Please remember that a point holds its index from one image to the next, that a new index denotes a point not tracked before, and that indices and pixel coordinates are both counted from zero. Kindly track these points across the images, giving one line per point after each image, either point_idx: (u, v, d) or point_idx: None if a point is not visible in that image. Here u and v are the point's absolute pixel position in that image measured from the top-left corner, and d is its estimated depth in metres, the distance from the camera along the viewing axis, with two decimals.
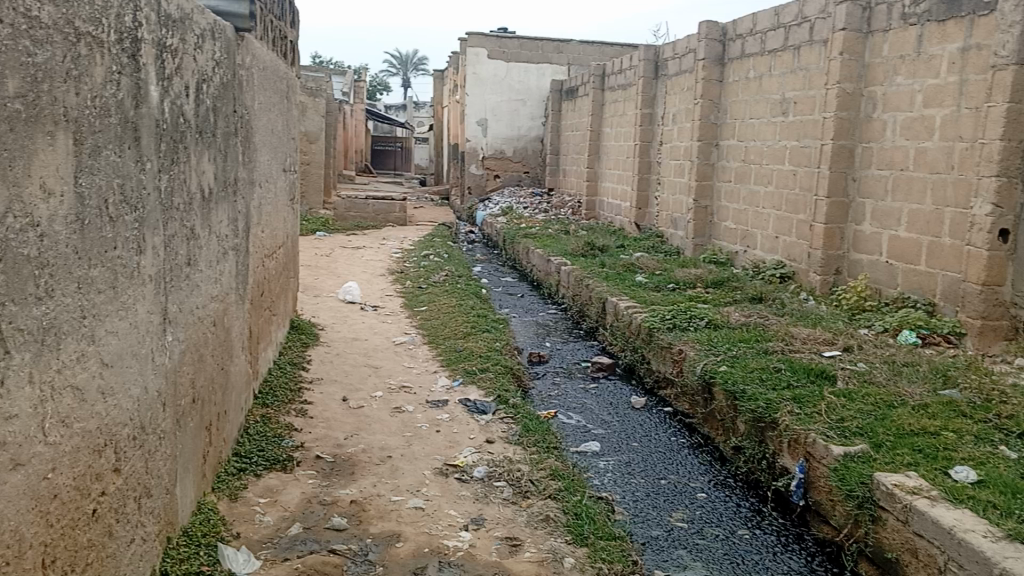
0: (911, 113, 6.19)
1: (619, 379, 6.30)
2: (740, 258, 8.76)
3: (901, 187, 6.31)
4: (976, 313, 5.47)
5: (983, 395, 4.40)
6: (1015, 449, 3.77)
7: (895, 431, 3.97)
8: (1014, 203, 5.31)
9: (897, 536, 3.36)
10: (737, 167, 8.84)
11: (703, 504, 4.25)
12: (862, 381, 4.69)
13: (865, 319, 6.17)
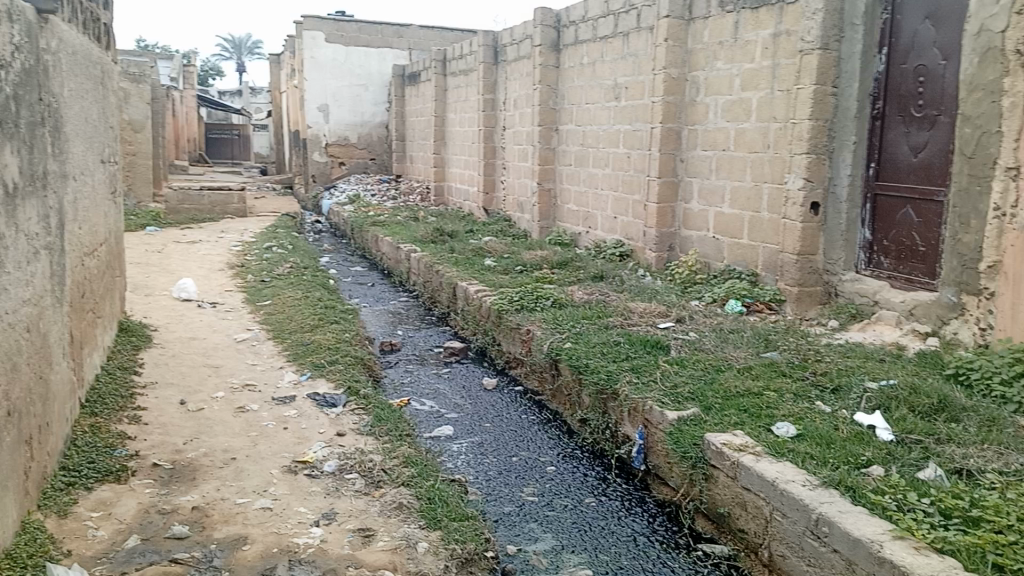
0: (730, 96, 6.61)
1: (470, 362, 6.37)
2: (582, 239, 9.05)
3: (724, 166, 6.73)
4: (793, 281, 5.95)
5: (800, 355, 4.81)
6: (829, 403, 4.15)
7: (723, 393, 4.27)
8: (822, 177, 5.81)
9: (728, 491, 3.61)
10: (576, 150, 9.11)
11: (553, 476, 4.38)
12: (694, 349, 4.99)
13: (697, 291, 6.56)
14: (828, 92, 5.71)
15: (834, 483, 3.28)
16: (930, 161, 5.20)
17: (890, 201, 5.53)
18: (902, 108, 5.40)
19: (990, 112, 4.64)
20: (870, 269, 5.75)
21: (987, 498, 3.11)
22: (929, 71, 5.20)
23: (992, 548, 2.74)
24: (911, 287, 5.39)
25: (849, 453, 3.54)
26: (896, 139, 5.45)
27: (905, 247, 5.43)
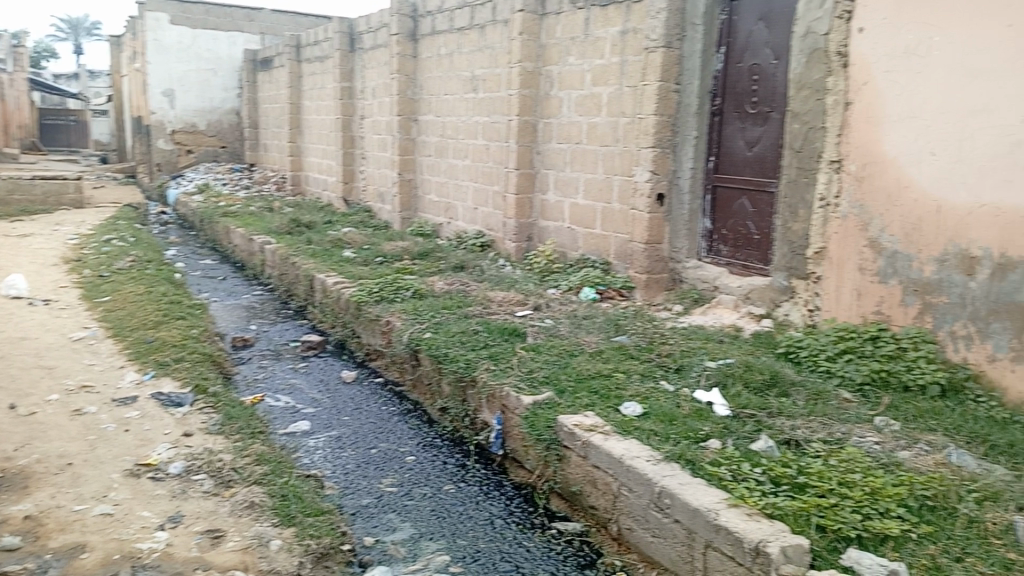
0: (582, 91, 6.81)
1: (329, 355, 6.26)
2: (444, 230, 9.06)
3: (577, 159, 6.93)
4: (642, 269, 6.23)
5: (647, 339, 5.05)
6: (673, 382, 4.39)
7: (575, 377, 4.43)
8: (667, 170, 6.12)
9: (579, 470, 3.76)
10: (436, 141, 9.11)
11: (412, 466, 4.39)
12: (549, 336, 5.14)
13: (554, 280, 6.74)
14: (671, 88, 6.00)
15: (675, 457, 3.48)
16: (763, 155, 5.57)
17: (728, 192, 5.89)
18: (738, 105, 5.76)
19: (815, 110, 5.05)
20: (711, 256, 6.11)
21: (811, 464, 3.40)
22: (762, 70, 5.57)
23: (814, 512, 3.05)
24: (748, 273, 5.76)
25: (689, 429, 3.76)
26: (733, 134, 5.81)
27: (741, 236, 5.81)
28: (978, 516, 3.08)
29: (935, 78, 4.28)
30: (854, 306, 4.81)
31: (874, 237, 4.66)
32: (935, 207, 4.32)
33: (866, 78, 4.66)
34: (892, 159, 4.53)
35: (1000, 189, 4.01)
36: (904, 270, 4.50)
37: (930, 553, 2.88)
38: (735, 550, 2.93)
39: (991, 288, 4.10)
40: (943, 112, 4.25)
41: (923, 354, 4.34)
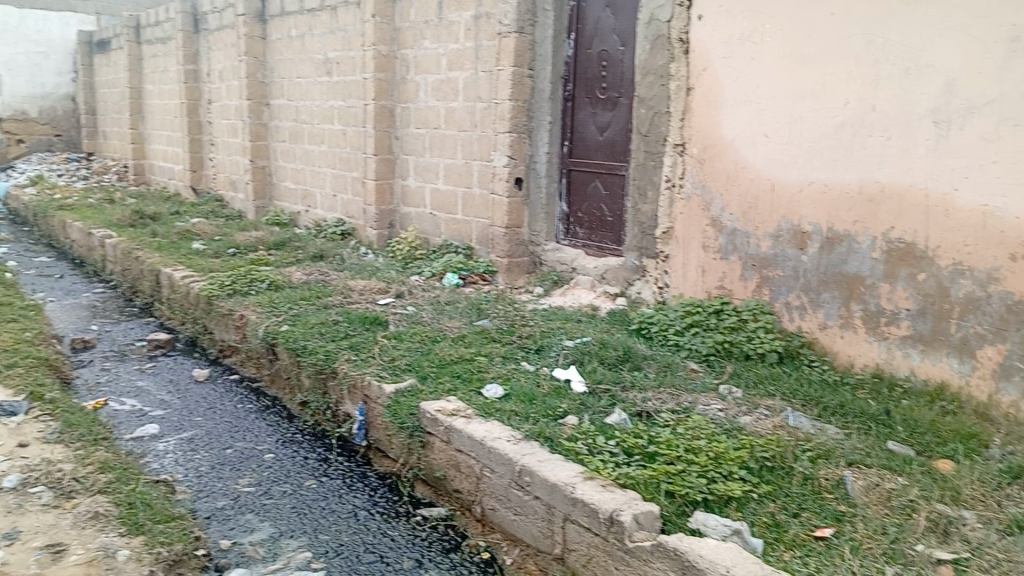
0: (438, 75, 6.79)
1: (179, 354, 5.96)
2: (302, 218, 8.81)
3: (436, 144, 6.90)
4: (503, 253, 6.30)
5: (508, 322, 5.13)
6: (533, 362, 4.49)
7: (437, 362, 4.44)
8: (523, 155, 6.22)
9: (442, 455, 3.79)
10: (290, 127, 8.83)
11: (270, 464, 4.26)
12: (411, 323, 5.13)
13: (417, 266, 6.70)
14: (525, 74, 6.10)
15: (534, 435, 3.57)
16: (614, 140, 5.75)
17: (582, 176, 6.04)
18: (589, 91, 5.92)
19: (660, 95, 5.27)
20: (568, 239, 6.25)
21: (661, 434, 3.58)
22: (610, 56, 5.73)
23: (664, 479, 3.21)
24: (603, 254, 5.94)
25: (548, 407, 3.86)
26: (585, 119, 5.97)
27: (596, 218, 5.98)
28: (812, 473, 3.35)
29: (766, 64, 4.56)
30: (700, 282, 5.08)
31: (716, 216, 4.93)
32: (770, 187, 4.62)
33: (705, 64, 4.90)
34: (731, 142, 4.80)
35: (827, 168, 4.34)
36: (743, 246, 4.80)
37: (770, 511, 3.12)
38: (592, 522, 3.05)
39: (820, 261, 4.43)
40: (775, 97, 4.54)
41: (763, 325, 4.64)
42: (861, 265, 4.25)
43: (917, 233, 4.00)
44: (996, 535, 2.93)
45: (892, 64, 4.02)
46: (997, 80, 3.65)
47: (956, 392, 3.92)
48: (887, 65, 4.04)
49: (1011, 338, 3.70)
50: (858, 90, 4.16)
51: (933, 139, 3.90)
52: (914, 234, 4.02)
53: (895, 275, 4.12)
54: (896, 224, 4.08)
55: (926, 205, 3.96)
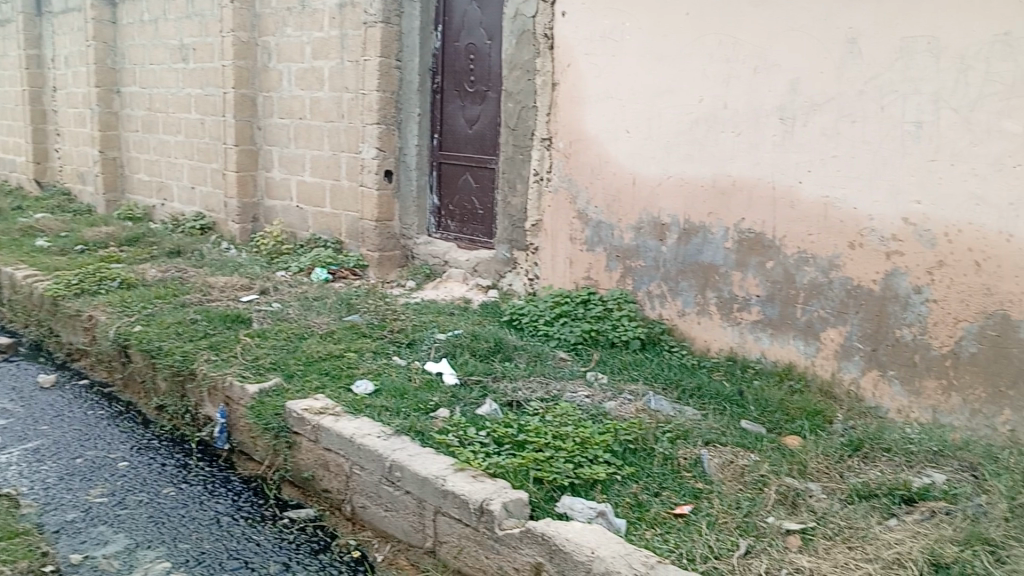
0: (302, 65, 6.60)
1: (22, 358, 5.52)
2: (158, 213, 8.34)
3: (302, 135, 6.71)
4: (373, 247, 6.20)
5: (379, 316, 5.06)
6: (404, 356, 4.45)
7: (305, 360, 4.33)
8: (392, 147, 6.16)
9: (311, 455, 3.73)
10: (143, 116, 8.35)
11: (125, 473, 4.01)
12: (276, 320, 4.97)
13: (283, 262, 6.49)
14: (391, 64, 6.04)
15: (405, 430, 3.55)
16: (483, 132, 5.78)
17: (452, 169, 6.04)
18: (456, 83, 5.92)
19: (527, 89, 5.34)
20: (440, 232, 6.22)
21: (529, 422, 3.62)
22: (477, 49, 5.75)
23: (532, 466, 3.26)
24: (474, 246, 5.96)
25: (419, 400, 3.84)
26: (454, 112, 5.96)
27: (467, 210, 5.99)
28: (672, 453, 3.50)
29: (627, 61, 4.71)
30: (567, 273, 5.19)
31: (582, 209, 5.05)
32: (632, 180, 4.77)
33: (569, 60, 5.00)
34: (594, 136, 4.92)
35: (684, 162, 4.53)
36: (608, 237, 4.94)
37: (633, 492, 3.24)
38: (462, 513, 3.07)
39: (678, 251, 4.63)
40: (635, 93, 4.70)
41: (627, 313, 4.79)
42: (715, 255, 4.48)
43: (766, 224, 4.25)
44: (838, 504, 3.17)
45: (742, 63, 4.24)
46: (836, 80, 3.92)
47: (802, 372, 4.20)
48: (738, 64, 4.25)
49: (850, 321, 4.01)
50: (712, 87, 4.37)
51: (780, 134, 4.14)
52: (762, 225, 4.27)
53: (746, 263, 4.36)
54: (747, 215, 4.32)
55: (773, 197, 4.21)
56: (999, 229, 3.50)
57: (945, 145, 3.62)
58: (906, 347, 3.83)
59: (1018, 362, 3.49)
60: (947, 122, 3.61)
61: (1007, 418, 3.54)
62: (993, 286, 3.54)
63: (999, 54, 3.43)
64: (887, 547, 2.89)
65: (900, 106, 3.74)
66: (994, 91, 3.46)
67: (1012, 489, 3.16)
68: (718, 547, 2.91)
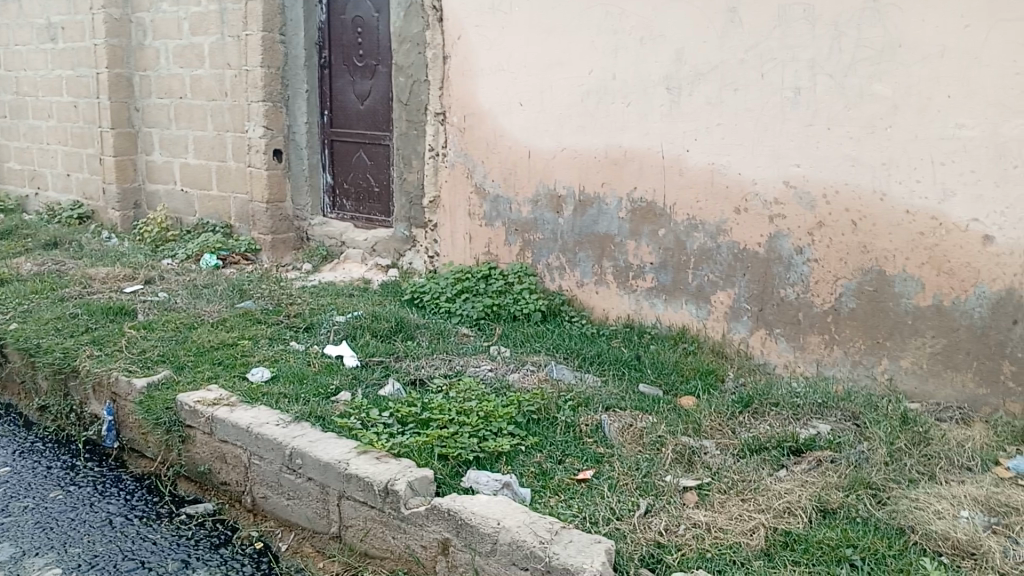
0: (180, 42, 6.30)
1: None
2: (31, 203, 7.83)
3: (183, 115, 6.41)
4: (266, 229, 6.02)
5: (274, 301, 4.92)
6: (302, 341, 4.35)
7: (196, 350, 4.18)
8: (281, 125, 5.97)
9: (207, 447, 3.63)
10: (10, 100, 7.80)
11: (7, 479, 3.77)
12: (163, 310, 4.77)
13: (169, 249, 6.21)
14: (275, 39, 5.85)
15: (305, 416, 3.48)
16: (374, 108, 5.67)
17: (345, 146, 5.90)
18: (344, 58, 5.77)
19: (417, 63, 5.27)
20: (335, 212, 6.08)
21: (433, 400, 3.61)
22: (365, 22, 5.62)
23: (437, 443, 3.25)
24: (372, 225, 5.86)
25: (319, 385, 3.77)
26: (343, 87, 5.82)
27: (362, 189, 5.88)
28: (573, 420, 3.56)
29: (517, 34, 4.70)
30: (467, 249, 5.17)
31: (479, 183, 5.03)
32: (526, 153, 4.79)
33: (458, 33, 4.95)
34: (488, 110, 4.91)
35: (576, 134, 4.57)
36: (505, 211, 4.95)
37: (537, 461, 3.29)
38: (367, 495, 3.05)
39: (574, 222, 4.68)
40: (526, 66, 4.70)
41: (527, 286, 4.80)
42: (610, 225, 4.55)
43: (656, 193, 4.35)
44: (731, 459, 3.31)
45: (627, 34, 4.30)
46: (718, 49, 4.03)
47: (695, 334, 4.33)
48: (624, 35, 4.31)
49: (738, 283, 4.16)
50: (600, 59, 4.42)
51: (666, 104, 4.23)
52: (653, 194, 4.36)
53: (640, 232, 4.45)
54: (638, 184, 4.41)
55: (663, 165, 4.30)
56: (873, 189, 3.70)
57: (822, 110, 3.78)
58: (791, 306, 4.00)
59: (893, 315, 3.72)
60: (822, 88, 3.76)
61: (885, 367, 3.77)
62: (869, 244, 3.74)
63: (868, 20, 3.61)
64: (778, 496, 3.04)
65: (778, 74, 3.88)
66: (865, 56, 3.64)
67: (890, 435, 3.38)
68: (619, 508, 3.00)
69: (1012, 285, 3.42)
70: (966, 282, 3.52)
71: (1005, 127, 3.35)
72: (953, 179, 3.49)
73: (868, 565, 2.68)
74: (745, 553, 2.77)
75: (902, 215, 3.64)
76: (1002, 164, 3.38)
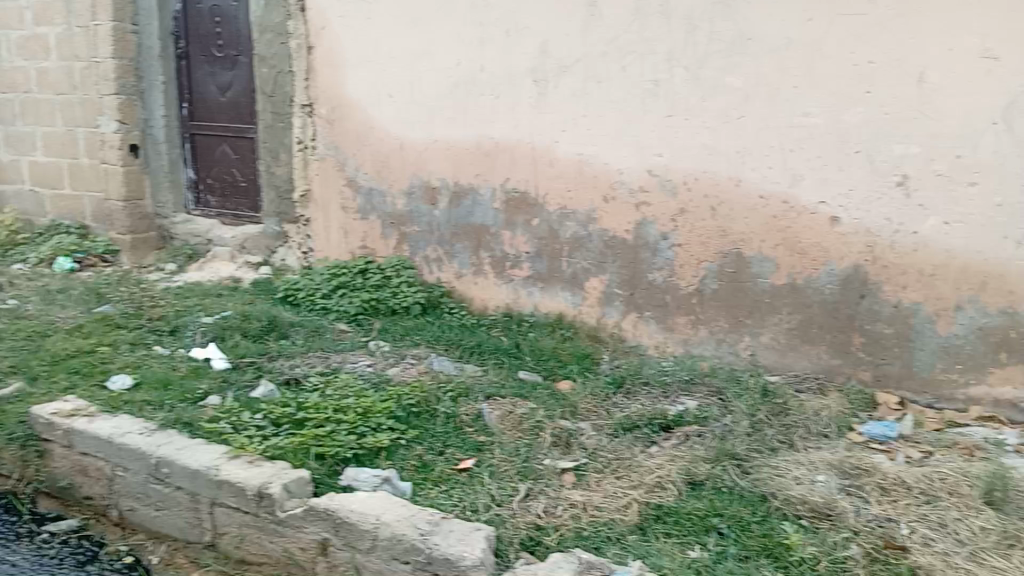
0: (22, 32, 5.87)
1: None
2: None
3: (28, 111, 5.98)
4: (124, 229, 5.70)
5: (136, 305, 4.68)
6: (166, 345, 4.16)
7: (50, 359, 3.92)
8: (135, 119, 5.66)
9: (66, 461, 3.41)
10: None
11: None
12: (12, 318, 4.44)
13: (18, 253, 5.77)
14: (127, 29, 5.53)
15: (170, 423, 3.33)
16: (237, 100, 5.48)
17: (207, 140, 5.68)
18: (203, 48, 5.55)
19: (281, 53, 5.11)
20: (199, 208, 5.85)
21: (308, 399, 3.52)
22: (223, 11, 5.42)
23: (312, 443, 3.18)
24: (239, 222, 5.65)
25: (185, 390, 3.61)
26: (203, 79, 5.59)
27: (227, 184, 5.66)
28: (453, 411, 3.57)
29: (383, 24, 4.65)
30: (342, 243, 5.08)
31: (350, 176, 4.94)
32: (398, 145, 4.74)
33: (323, 22, 4.84)
34: (357, 102, 4.83)
35: (447, 126, 4.57)
36: (379, 204, 4.89)
37: (417, 454, 3.27)
38: (240, 500, 2.95)
39: (450, 213, 4.68)
40: (394, 56, 4.66)
41: (405, 279, 4.75)
42: (485, 215, 4.58)
43: (528, 183, 4.41)
44: (607, 439, 3.41)
45: (494, 25, 4.34)
46: (581, 41, 4.12)
47: (571, 320, 4.43)
48: (491, 27, 4.35)
49: (610, 269, 4.27)
50: (468, 50, 4.44)
51: (534, 95, 4.30)
52: (526, 184, 4.42)
53: (514, 222, 4.50)
54: (511, 174, 4.45)
55: (533, 156, 4.36)
56: (729, 175, 3.88)
57: (680, 101, 3.93)
58: (659, 289, 4.16)
59: (753, 294, 3.93)
60: (680, 79, 3.92)
61: (747, 344, 3.98)
62: (727, 227, 3.93)
63: (720, 14, 3.78)
64: (649, 472, 3.16)
65: (639, 65, 4.01)
66: (719, 48, 3.81)
67: (752, 407, 3.57)
68: (500, 494, 3.03)
69: (857, 262, 3.68)
70: (816, 261, 3.76)
71: (847, 115, 3.59)
72: (802, 165, 3.72)
73: (734, 532, 2.83)
74: (619, 528, 2.87)
75: (756, 199, 3.84)
76: (844, 149, 3.62)
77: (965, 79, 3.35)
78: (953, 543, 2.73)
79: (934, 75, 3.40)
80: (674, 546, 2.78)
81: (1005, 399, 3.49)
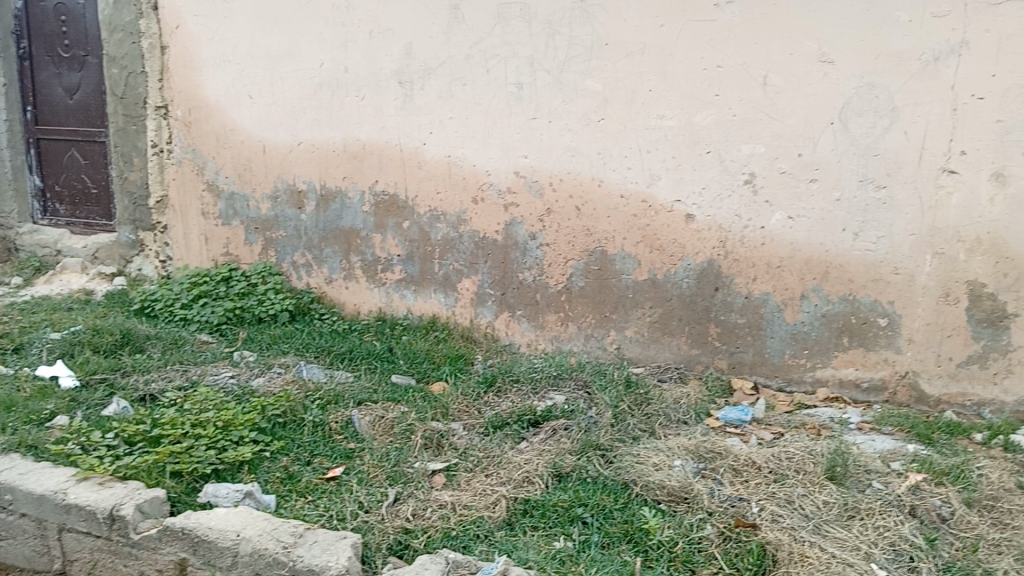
0: None
1: None
2: None
3: None
4: None
5: None
6: (10, 365, 3.91)
7: None
8: None
9: None
10: None
11: None
12: None
13: None
14: None
15: (12, 447, 3.14)
16: (86, 103, 5.21)
17: (54, 145, 5.38)
18: (48, 48, 5.24)
19: (132, 53, 4.89)
20: (47, 218, 5.53)
21: (165, 415, 3.39)
22: (69, 10, 5.15)
23: (169, 460, 3.07)
24: (92, 231, 5.38)
25: (29, 411, 3.41)
26: (48, 81, 5.29)
27: (77, 191, 5.39)
28: (322, 419, 3.52)
29: (242, 24, 4.54)
30: (205, 250, 4.91)
31: (211, 181, 4.79)
32: (261, 148, 4.63)
33: (178, 21, 4.67)
34: (217, 104, 4.68)
35: (312, 128, 4.50)
36: (242, 210, 4.75)
37: (283, 465, 3.21)
38: (91, 524, 2.81)
39: (318, 218, 4.61)
40: (256, 57, 4.54)
41: (273, 286, 4.64)
42: (354, 219, 4.53)
43: (397, 185, 4.40)
44: (476, 438, 3.45)
45: (357, 27, 4.31)
46: (445, 44, 4.15)
47: (445, 322, 4.44)
48: (354, 28, 4.32)
49: (481, 269, 4.32)
50: (331, 52, 4.39)
51: (400, 97, 4.29)
52: (395, 186, 4.40)
53: (385, 224, 4.48)
54: (379, 177, 4.43)
55: (401, 158, 4.36)
56: (591, 176, 4.00)
57: (542, 103, 4.02)
58: (529, 288, 4.23)
59: (617, 290, 4.06)
60: (542, 82, 4.00)
61: (613, 338, 4.11)
62: (592, 226, 4.05)
63: (577, 19, 3.89)
64: (517, 468, 3.22)
65: (502, 69, 4.07)
66: (578, 53, 3.91)
67: (615, 398, 3.70)
68: (368, 500, 3.02)
69: (711, 256, 3.87)
70: (674, 257, 3.93)
71: (697, 117, 3.77)
72: (658, 165, 3.88)
73: (597, 521, 2.92)
74: (488, 526, 2.91)
75: (618, 199, 3.97)
76: (696, 150, 3.80)
77: (803, 82, 3.59)
78: (799, 517, 2.90)
79: (777, 79, 3.62)
80: (540, 538, 2.85)
81: (848, 380, 3.75)
